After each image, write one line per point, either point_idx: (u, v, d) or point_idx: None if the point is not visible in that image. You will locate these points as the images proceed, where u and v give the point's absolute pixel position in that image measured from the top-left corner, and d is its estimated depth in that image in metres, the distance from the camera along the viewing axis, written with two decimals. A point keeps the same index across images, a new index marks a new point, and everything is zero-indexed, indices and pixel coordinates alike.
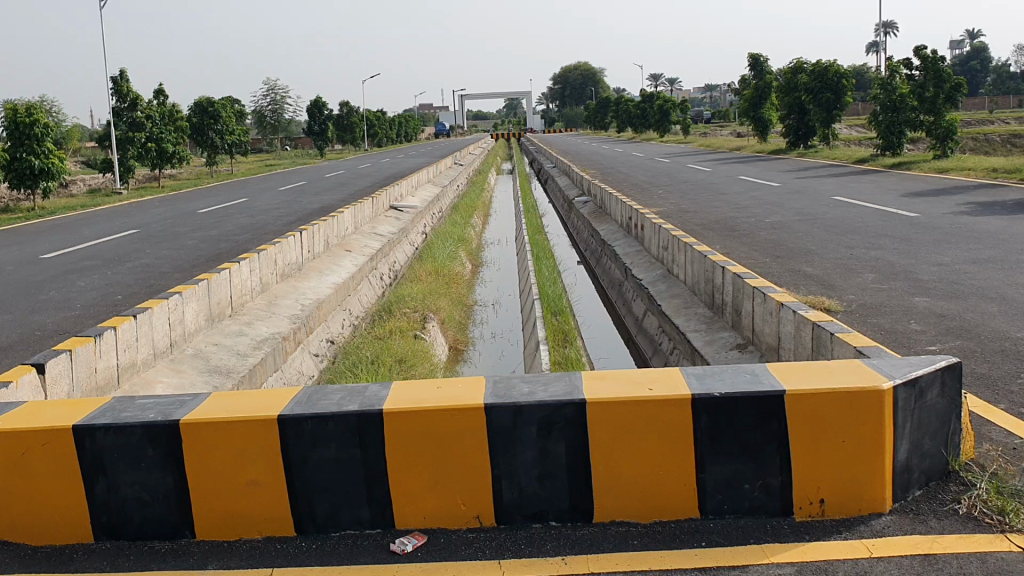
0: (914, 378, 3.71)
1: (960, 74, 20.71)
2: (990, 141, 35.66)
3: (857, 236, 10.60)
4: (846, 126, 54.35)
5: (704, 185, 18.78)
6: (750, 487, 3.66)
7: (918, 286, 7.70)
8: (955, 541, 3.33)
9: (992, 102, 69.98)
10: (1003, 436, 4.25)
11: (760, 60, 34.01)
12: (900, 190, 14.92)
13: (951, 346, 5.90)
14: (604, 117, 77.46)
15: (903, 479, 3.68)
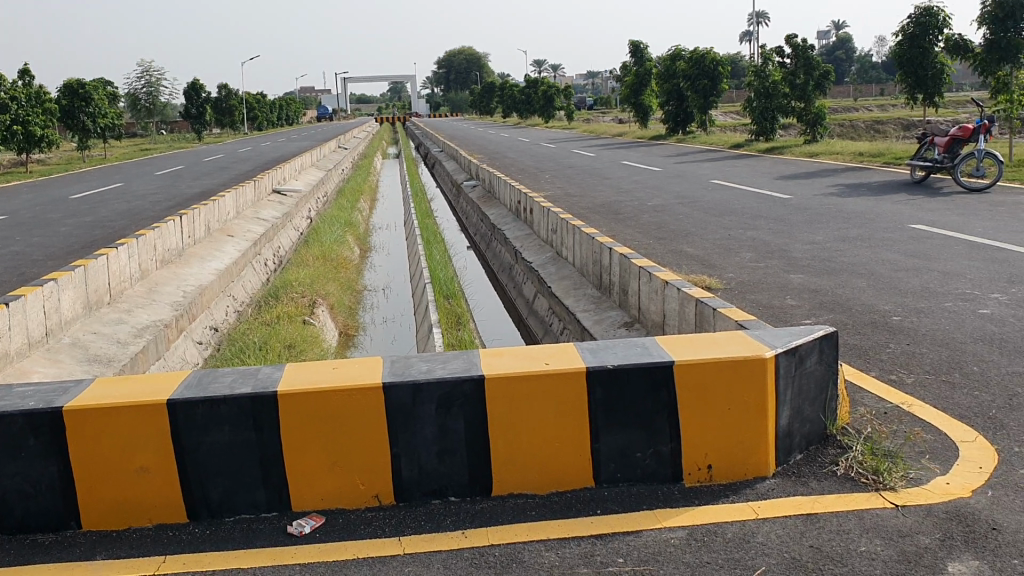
0: (794, 347, 3.89)
1: (828, 63, 21.59)
2: (856, 127, 37.34)
3: (735, 217, 10.99)
4: (722, 113, 56.14)
5: (589, 170, 19.09)
6: (642, 455, 3.78)
7: (793, 264, 8.04)
8: (833, 500, 3.52)
9: (855, 91, 73.35)
10: (877, 401, 4.51)
11: (641, 47, 34.46)
12: (774, 173, 15.50)
13: (825, 319, 6.21)
14: (489, 103, 77.61)
15: (785, 443, 3.86)
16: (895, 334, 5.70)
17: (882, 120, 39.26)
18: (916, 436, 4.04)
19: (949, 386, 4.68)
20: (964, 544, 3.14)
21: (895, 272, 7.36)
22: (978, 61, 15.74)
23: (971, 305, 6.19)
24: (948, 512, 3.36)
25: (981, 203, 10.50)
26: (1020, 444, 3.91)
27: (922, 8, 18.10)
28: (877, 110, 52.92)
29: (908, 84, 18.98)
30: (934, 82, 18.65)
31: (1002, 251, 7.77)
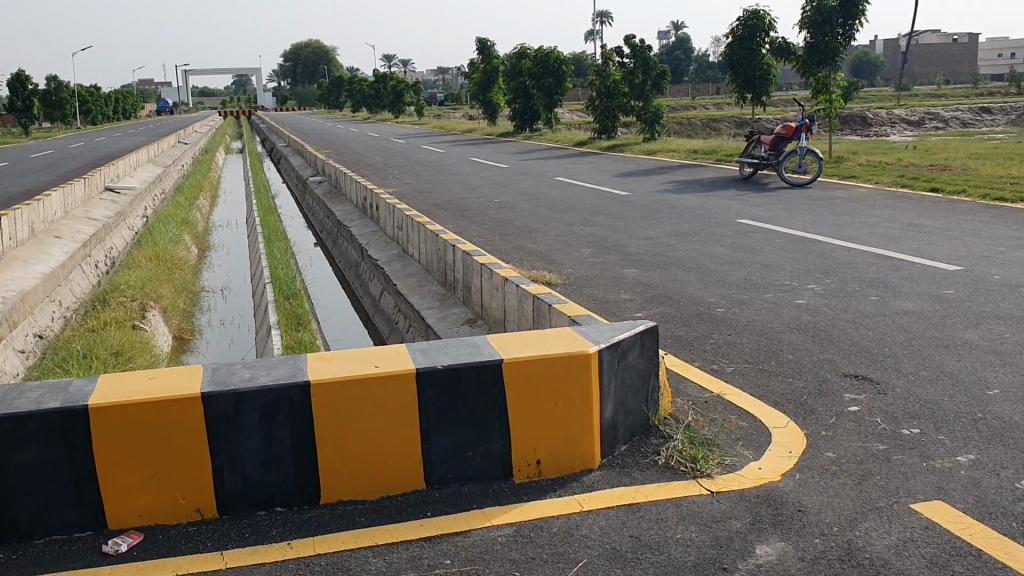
0: (616, 342, 3.99)
1: (665, 63, 22.47)
2: (693, 125, 38.79)
3: (576, 214, 11.21)
4: (569, 110, 57.31)
5: (435, 166, 19.07)
6: (473, 454, 3.78)
7: (628, 259, 8.28)
8: (654, 490, 3.64)
9: (694, 90, 76.29)
10: (699, 391, 4.69)
11: (487, 44, 34.93)
12: (615, 170, 15.93)
13: (655, 311, 6.43)
14: (337, 98, 76.40)
15: (610, 435, 3.97)
16: (719, 324, 5.96)
17: (717, 118, 40.99)
18: (732, 423, 4.24)
19: (766, 374, 4.92)
20: (772, 526, 3.31)
21: (721, 266, 7.70)
22: (800, 63, 16.62)
23: (788, 296, 6.53)
24: (759, 496, 3.54)
25: (802, 198, 11.11)
26: (826, 428, 4.16)
27: (749, 11, 19.02)
28: (714, 108, 55.23)
29: (737, 85, 19.89)
30: (761, 82, 19.59)
31: (819, 244, 8.25)
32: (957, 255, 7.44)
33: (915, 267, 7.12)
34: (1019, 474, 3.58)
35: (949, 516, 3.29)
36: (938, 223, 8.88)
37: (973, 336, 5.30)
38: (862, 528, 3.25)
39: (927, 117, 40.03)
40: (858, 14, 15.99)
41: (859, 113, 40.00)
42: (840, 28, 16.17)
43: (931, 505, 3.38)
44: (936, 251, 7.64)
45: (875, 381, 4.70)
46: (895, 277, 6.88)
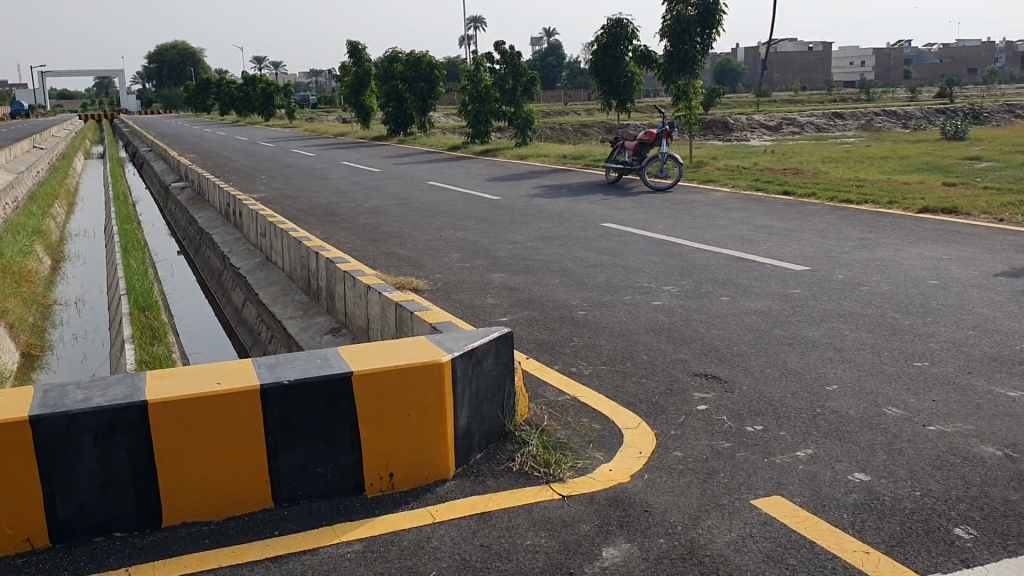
0: (470, 350, 3.97)
1: (534, 69, 23.23)
2: (565, 130, 39.42)
3: (445, 219, 11.19)
4: (443, 114, 57.32)
5: (305, 170, 18.73)
6: (323, 469, 3.70)
7: (496, 263, 8.31)
8: (506, 497, 3.65)
9: (566, 95, 77.53)
10: (556, 395, 4.73)
11: (358, 47, 34.37)
12: (485, 175, 16.00)
13: (519, 316, 6.45)
14: (205, 101, 74.14)
15: (464, 444, 3.95)
16: (580, 327, 6.04)
17: (588, 123, 41.80)
18: (586, 426, 4.30)
19: (622, 376, 5.01)
20: (619, 529, 3.36)
21: (585, 269, 7.82)
22: (661, 70, 17.09)
23: (647, 298, 6.69)
24: (608, 498, 3.59)
25: (664, 202, 11.42)
26: (675, 427, 4.27)
27: (613, 19, 19.45)
28: (586, 114, 56.26)
29: (603, 91, 20.33)
30: (626, 89, 20.07)
31: (677, 246, 8.49)
32: (805, 255, 7.78)
33: (767, 268, 7.41)
34: (852, 466, 3.75)
35: (787, 510, 3.42)
36: (789, 225, 9.26)
37: (815, 334, 5.54)
38: (704, 526, 3.34)
39: (784, 123, 41.84)
40: (716, 24, 16.52)
41: (722, 118, 41.48)
42: (699, 37, 16.67)
43: (770, 500, 3.50)
44: (786, 252, 7.97)
45: (723, 379, 4.85)
46: (748, 277, 7.13)
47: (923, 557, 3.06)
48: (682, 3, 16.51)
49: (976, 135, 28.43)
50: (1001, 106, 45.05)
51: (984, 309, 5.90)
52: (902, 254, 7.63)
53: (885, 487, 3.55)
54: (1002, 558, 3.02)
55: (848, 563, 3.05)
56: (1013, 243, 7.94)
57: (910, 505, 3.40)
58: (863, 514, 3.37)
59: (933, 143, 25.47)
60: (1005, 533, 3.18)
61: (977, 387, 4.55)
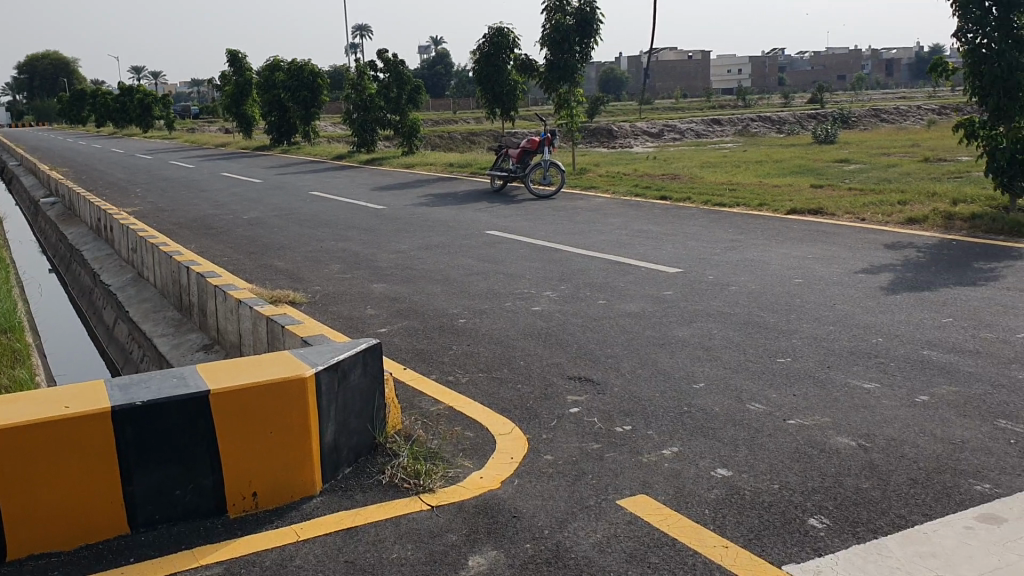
0: (336, 363, 3.90)
1: (419, 78, 23.08)
2: (453, 138, 39.42)
3: (328, 229, 11.02)
4: (330, 123, 56.54)
5: (184, 182, 18.18)
6: (181, 492, 3.57)
7: (376, 274, 8.22)
8: (374, 510, 3.59)
9: (454, 103, 77.65)
10: (430, 404, 4.69)
11: (239, 56, 33.54)
12: (370, 184, 15.85)
13: (398, 326, 6.37)
14: (79, 112, 71.27)
15: (331, 460, 3.88)
16: (459, 335, 6.02)
17: (475, 131, 41.89)
18: (457, 435, 4.28)
19: (496, 383, 5.01)
20: (486, 536, 3.35)
21: (466, 277, 7.81)
22: (542, 78, 17.31)
23: (525, 303, 6.72)
24: (477, 506, 3.57)
25: (545, 209, 11.53)
26: (547, 431, 4.28)
27: (494, 28, 19.68)
28: (473, 122, 56.32)
29: (486, 100, 20.42)
30: (509, 98, 20.23)
31: (558, 252, 8.56)
32: (679, 258, 7.96)
33: (643, 271, 7.55)
34: (714, 462, 3.84)
35: (651, 509, 3.47)
36: (665, 229, 9.47)
37: (685, 334, 5.66)
38: (570, 529, 3.36)
39: (665, 130, 42.85)
40: (593, 34, 16.90)
41: (606, 125, 42.21)
42: (578, 46, 16.98)
43: (636, 500, 3.55)
44: (662, 255, 8.14)
45: (596, 382, 4.91)
46: (624, 280, 7.25)
47: (778, 548, 3.14)
48: (560, 13, 16.79)
49: (842, 139, 29.76)
50: (867, 110, 47.24)
51: (844, 305, 6.15)
52: (770, 253, 7.90)
53: (746, 481, 3.65)
54: (852, 544, 3.13)
55: (708, 558, 3.10)
56: (872, 241, 8.32)
57: (768, 498, 3.50)
58: (724, 509, 3.44)
59: (803, 147, 26.48)
60: (855, 521, 3.29)
61: (835, 379, 4.73)
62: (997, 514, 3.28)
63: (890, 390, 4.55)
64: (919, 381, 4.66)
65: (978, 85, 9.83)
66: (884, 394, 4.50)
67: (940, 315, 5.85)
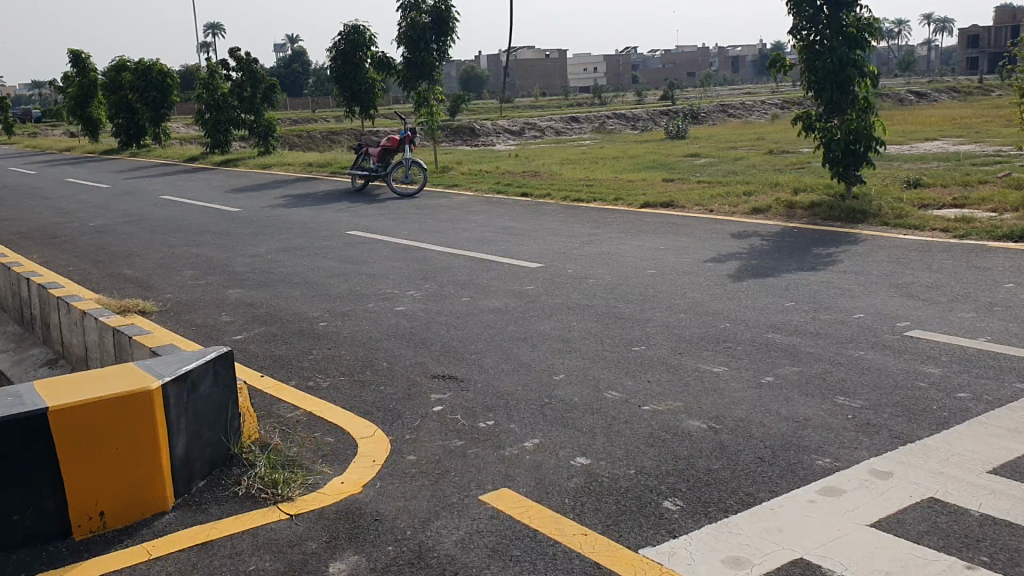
0: (185, 374, 3.77)
1: (274, 76, 22.56)
2: (313, 138, 38.66)
3: (181, 235, 10.63)
4: (183, 124, 54.52)
5: (24, 190, 17.19)
6: (20, 517, 3.36)
7: (232, 279, 7.99)
8: (230, 523, 3.49)
9: (313, 103, 76.01)
10: (289, 411, 4.59)
11: (82, 57, 31.99)
12: (225, 187, 15.38)
13: (255, 332, 6.20)
14: None
15: (183, 474, 3.74)
16: (319, 339, 5.92)
17: (336, 130, 41.18)
18: (316, 441, 4.21)
19: (358, 385, 4.95)
20: (347, 541, 3.31)
21: (326, 279, 7.69)
22: (399, 76, 17.18)
23: (388, 304, 6.68)
24: (338, 512, 3.52)
25: (406, 208, 11.46)
26: (409, 431, 4.26)
27: (350, 26, 19.48)
28: (332, 122, 55.33)
29: (344, 98, 20.11)
30: (368, 95, 20.06)
31: (419, 251, 8.54)
32: (539, 253, 8.06)
33: (504, 267, 7.60)
34: (574, 452, 3.91)
35: (512, 502, 3.50)
36: (525, 225, 9.57)
37: (545, 327, 5.74)
38: (432, 528, 3.35)
39: (527, 128, 43.25)
40: (449, 31, 16.92)
41: (466, 123, 42.27)
42: (435, 43, 16.94)
43: (497, 494, 3.57)
44: (523, 250, 8.23)
45: (458, 379, 4.91)
46: (487, 277, 7.30)
47: (635, 533, 3.22)
48: (415, 10, 16.70)
49: (693, 135, 30.79)
50: (716, 106, 48.98)
51: (696, 294, 6.37)
52: (626, 246, 8.11)
53: (604, 469, 3.73)
54: (703, 524, 3.24)
55: (567, 547, 3.15)
56: (721, 231, 8.65)
57: (625, 483, 3.59)
58: (583, 497, 3.51)
59: (656, 143, 27.22)
60: (707, 501, 3.41)
61: (686, 365, 4.89)
62: (837, 486, 3.47)
63: (739, 373, 4.74)
64: (765, 363, 4.87)
65: (813, 79, 10.29)
66: (733, 377, 4.69)
67: (784, 299, 6.13)
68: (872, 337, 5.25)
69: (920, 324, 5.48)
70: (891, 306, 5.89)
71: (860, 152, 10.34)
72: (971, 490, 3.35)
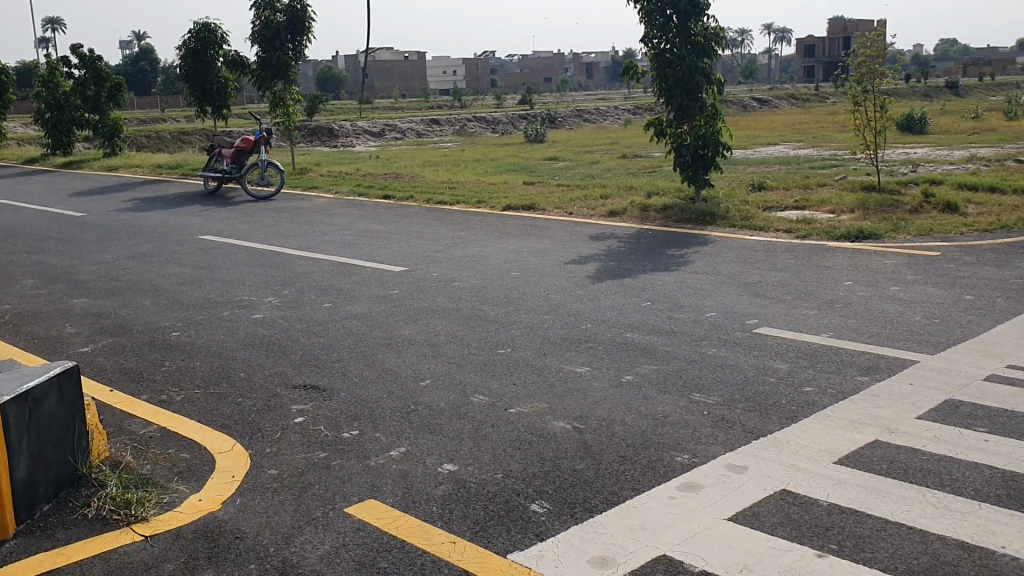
0: (26, 392, 3.51)
1: (119, 74, 21.63)
2: (162, 138, 37.13)
3: (18, 241, 9.99)
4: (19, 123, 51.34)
5: None
6: None
7: (76, 287, 7.57)
8: (79, 548, 3.30)
9: (161, 103, 72.95)
10: (142, 427, 4.39)
11: None
12: (67, 190, 14.57)
13: (103, 344, 5.90)
14: None
15: (25, 498, 3.49)
16: (172, 349, 5.69)
17: (187, 130, 39.65)
18: (171, 458, 4.04)
19: (216, 397, 4.78)
20: (207, 561, 3.18)
21: (179, 286, 7.40)
22: (254, 75, 16.72)
23: (246, 311, 6.48)
24: (196, 531, 3.39)
25: (263, 211, 11.16)
26: (270, 444, 4.15)
27: (200, 23, 18.78)
28: (181, 122, 53.28)
29: (195, 97, 19.39)
30: (220, 95, 19.42)
31: (278, 256, 8.33)
32: (401, 257, 8.00)
33: (366, 271, 7.51)
34: (441, 458, 3.89)
35: (378, 513, 3.45)
36: (387, 228, 9.49)
37: (410, 332, 5.70)
38: (297, 543, 3.27)
39: (386, 129, 42.85)
40: (304, 31, 16.61)
41: (324, 123, 41.60)
42: (290, 43, 16.59)
43: (364, 505, 3.52)
44: (385, 254, 8.15)
45: (321, 388, 4.81)
46: (349, 281, 7.19)
47: (502, 538, 3.23)
48: (269, 10, 16.29)
49: (551, 139, 31.32)
50: (573, 111, 49.90)
51: (557, 295, 6.46)
52: (489, 249, 8.15)
53: (471, 474, 3.73)
54: (570, 526, 3.28)
55: (436, 556, 3.13)
56: (581, 233, 8.82)
57: (492, 488, 3.60)
58: (451, 504, 3.50)
59: (515, 147, 27.51)
60: (573, 502, 3.46)
61: (551, 366, 4.96)
62: (696, 481, 3.58)
63: (601, 372, 4.84)
64: (624, 362, 4.99)
65: (663, 87, 10.64)
66: (595, 377, 4.78)
67: (642, 299, 6.30)
68: (725, 335, 5.46)
69: (768, 321, 5.74)
70: (741, 304, 6.15)
71: (708, 157, 10.75)
72: (819, 480, 3.53)
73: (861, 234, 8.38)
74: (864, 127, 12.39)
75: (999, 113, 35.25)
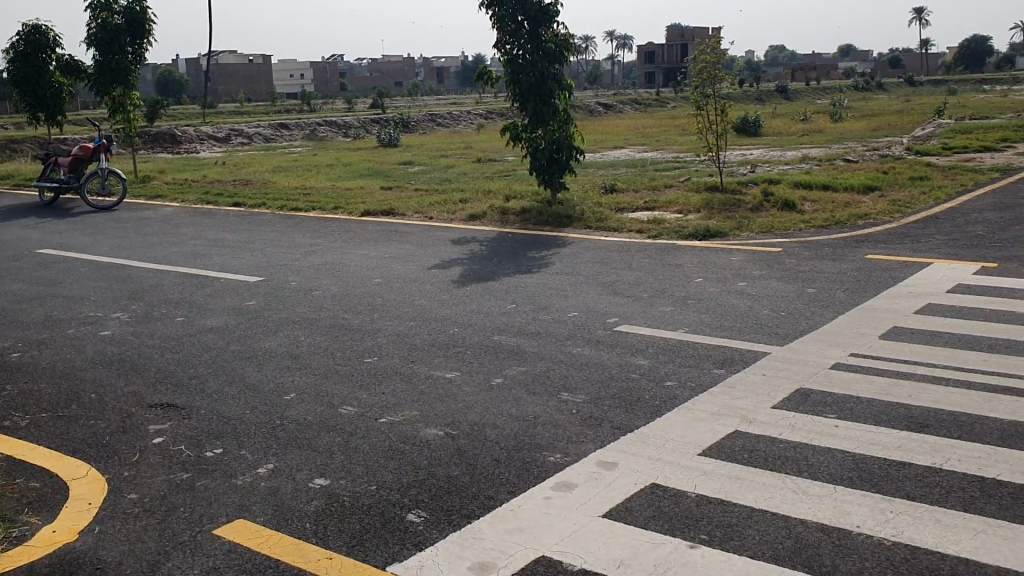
0: None
1: None
2: None
3: None
4: None
5: None
6: None
7: None
8: None
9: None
10: None
11: None
12: None
13: None
14: None
15: None
16: (13, 372, 5.33)
17: (14, 137, 37.27)
18: (19, 489, 3.77)
19: (64, 421, 4.51)
20: None
21: (17, 304, 6.94)
22: (90, 80, 15.88)
23: (93, 328, 6.15)
24: (51, 566, 3.18)
25: (106, 222, 10.61)
26: (128, 467, 3.94)
27: (29, 24, 17.74)
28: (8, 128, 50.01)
29: (25, 103, 18.24)
30: (54, 101, 18.35)
31: (125, 269, 7.94)
32: (257, 266, 7.78)
33: (221, 283, 7.26)
34: (312, 473, 3.80)
35: (249, 533, 3.34)
36: (241, 237, 9.20)
37: (271, 344, 5.55)
38: (164, 570, 3.12)
39: (232, 133, 41.54)
40: (146, 33, 15.94)
41: (167, 129, 39.94)
42: (128, 47, 15.82)
43: (233, 526, 3.40)
44: (239, 264, 7.91)
45: (179, 406, 4.62)
46: (203, 293, 6.93)
47: (380, 550, 3.18)
48: (106, 10, 15.53)
49: (404, 143, 31.18)
50: (424, 115, 49.84)
51: (421, 301, 6.43)
52: (348, 256, 8.03)
53: (344, 488, 3.66)
54: (448, 534, 3.27)
55: (313, 573, 3.06)
56: (441, 238, 8.81)
57: (367, 500, 3.54)
58: (325, 520, 3.42)
59: (367, 151, 27.22)
60: (449, 509, 3.45)
61: (419, 373, 4.93)
62: (569, 481, 3.64)
63: (470, 376, 4.85)
64: (492, 365, 5.02)
65: (516, 93, 10.77)
66: (464, 382, 4.78)
67: (506, 302, 6.35)
68: (587, 334, 5.57)
69: (627, 319, 5.89)
70: (601, 304, 6.29)
71: (562, 161, 10.96)
72: (686, 472, 3.66)
73: (708, 233, 8.72)
74: (707, 130, 12.91)
75: (826, 116, 37.50)
